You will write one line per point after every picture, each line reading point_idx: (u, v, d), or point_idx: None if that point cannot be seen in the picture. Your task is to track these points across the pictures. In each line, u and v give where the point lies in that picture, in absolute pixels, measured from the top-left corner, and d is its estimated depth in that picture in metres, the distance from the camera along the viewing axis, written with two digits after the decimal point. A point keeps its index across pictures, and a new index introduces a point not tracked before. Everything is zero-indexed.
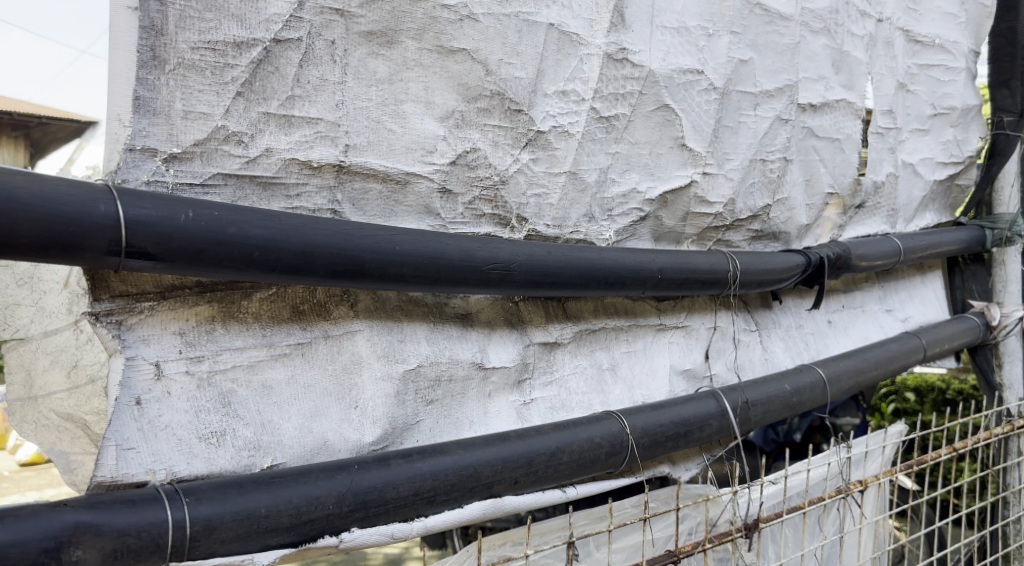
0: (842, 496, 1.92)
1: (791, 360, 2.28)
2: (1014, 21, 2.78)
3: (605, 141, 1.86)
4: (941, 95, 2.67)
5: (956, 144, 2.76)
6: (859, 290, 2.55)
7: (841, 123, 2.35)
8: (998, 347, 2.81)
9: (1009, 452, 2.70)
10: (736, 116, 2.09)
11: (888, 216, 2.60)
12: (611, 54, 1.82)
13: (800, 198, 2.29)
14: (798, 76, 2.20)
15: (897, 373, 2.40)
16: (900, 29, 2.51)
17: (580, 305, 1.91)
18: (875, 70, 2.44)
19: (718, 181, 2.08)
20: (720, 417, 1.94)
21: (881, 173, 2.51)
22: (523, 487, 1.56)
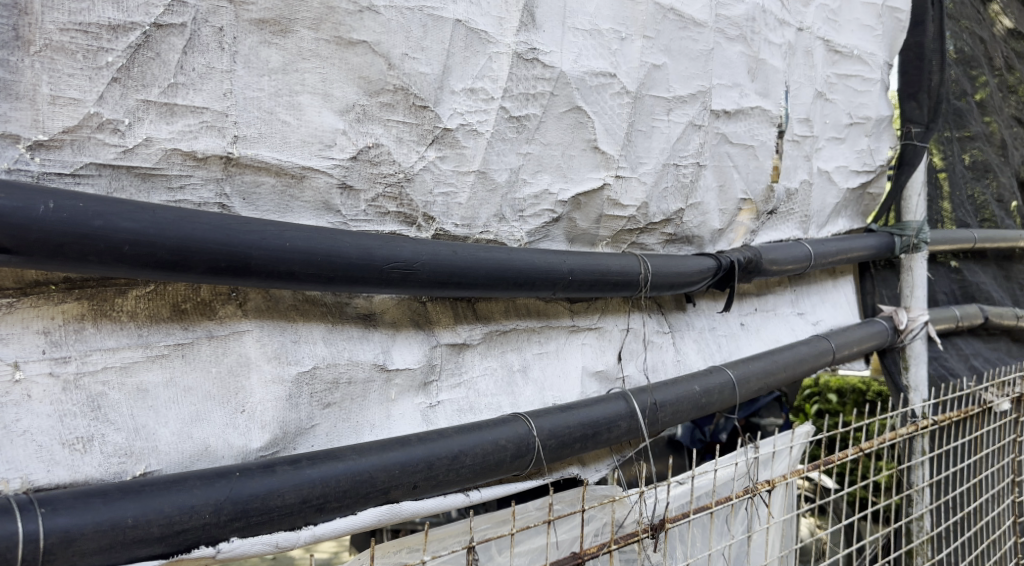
0: (749, 496, 1.93)
1: (702, 361, 2.31)
2: (921, 36, 2.89)
3: (516, 142, 1.82)
4: (857, 105, 2.69)
5: (870, 153, 2.78)
6: (772, 294, 2.60)
7: (755, 130, 2.35)
8: (906, 350, 2.86)
9: (914, 451, 2.77)
10: (649, 121, 2.06)
11: (800, 222, 2.62)
12: (521, 54, 1.77)
13: (712, 203, 2.29)
14: (711, 83, 2.19)
15: (805, 375, 2.46)
16: (820, 39, 2.53)
17: (490, 306, 1.87)
18: (793, 79, 2.45)
19: (631, 184, 2.06)
20: (629, 419, 1.95)
21: (794, 180, 2.52)
22: (421, 492, 1.52)
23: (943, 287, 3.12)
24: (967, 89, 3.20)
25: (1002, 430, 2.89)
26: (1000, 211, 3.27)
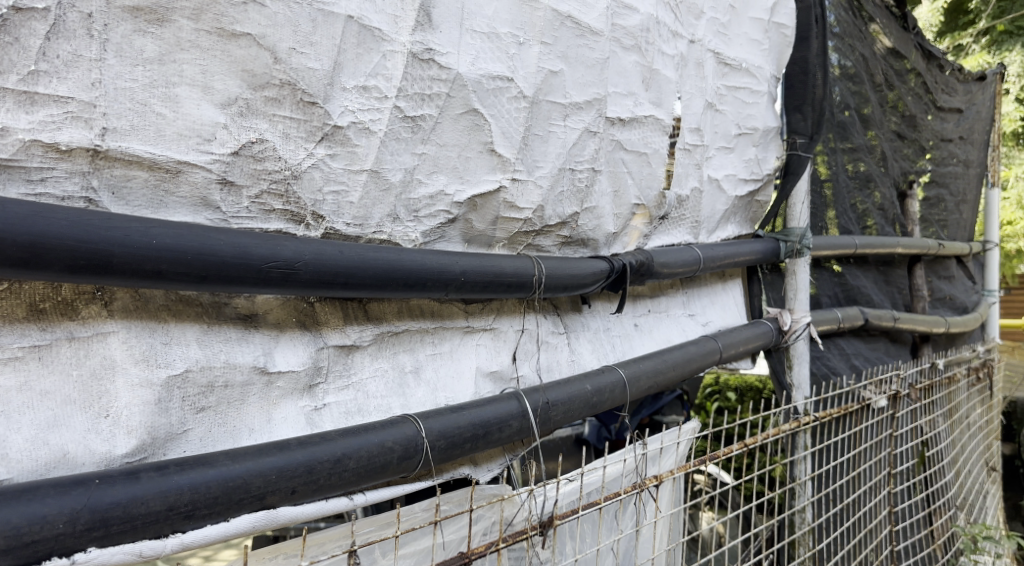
0: (636, 492, 1.97)
1: (597, 361, 2.36)
2: (806, 51, 3.00)
3: (411, 142, 1.76)
4: (745, 116, 2.80)
5: (757, 162, 2.89)
6: (665, 295, 2.69)
7: (649, 138, 2.40)
8: (789, 350, 2.99)
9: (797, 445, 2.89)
10: (546, 125, 2.06)
11: (692, 227, 2.70)
12: (416, 53, 1.72)
13: (607, 207, 2.32)
14: (606, 90, 2.21)
15: (693, 374, 2.55)
16: (711, 51, 2.62)
17: (382, 306, 1.84)
18: (684, 90, 2.52)
19: (527, 187, 2.04)
20: (521, 418, 1.97)
21: (686, 187, 2.59)
22: (301, 497, 1.49)
23: (826, 290, 3.20)
24: (850, 102, 3.25)
25: (880, 425, 3.04)
26: (880, 218, 3.51)
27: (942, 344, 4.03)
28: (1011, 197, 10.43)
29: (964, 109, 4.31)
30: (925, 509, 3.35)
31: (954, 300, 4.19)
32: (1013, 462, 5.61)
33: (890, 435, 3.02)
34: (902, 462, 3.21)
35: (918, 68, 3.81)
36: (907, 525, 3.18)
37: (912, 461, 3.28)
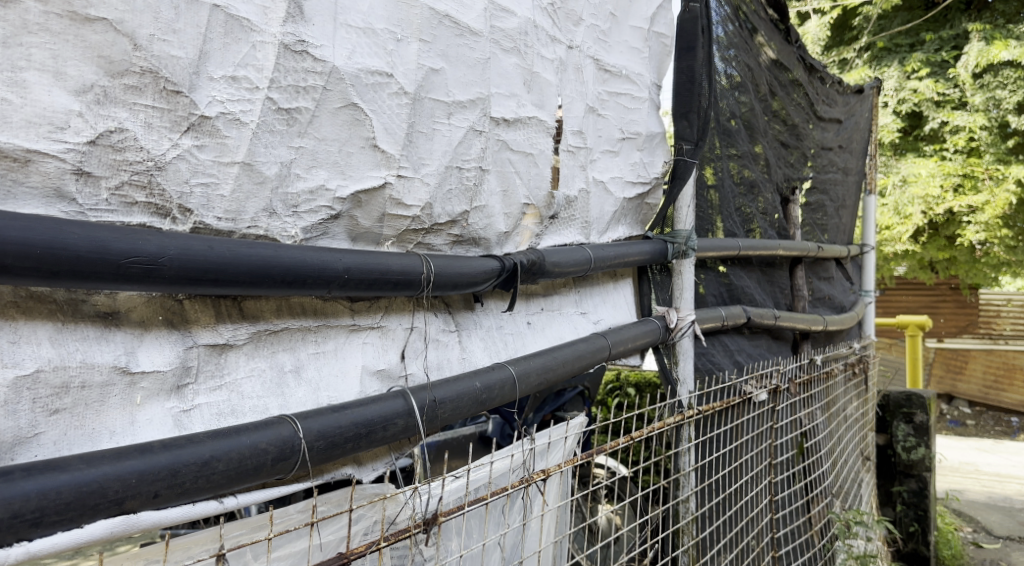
0: (523, 486, 1.97)
1: (489, 358, 2.34)
2: (691, 61, 3.08)
3: (286, 135, 1.71)
4: (629, 121, 2.88)
5: (643, 166, 2.98)
6: (557, 294, 2.73)
7: (534, 139, 2.44)
8: (675, 347, 3.08)
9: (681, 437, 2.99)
10: (430, 123, 2.06)
11: (583, 228, 2.75)
12: (288, 45, 1.68)
13: (497, 206, 2.33)
14: (489, 90, 2.24)
15: (584, 371, 2.59)
16: (590, 57, 2.69)
17: (260, 304, 1.76)
18: (565, 93, 2.57)
19: (414, 184, 2.03)
20: (407, 416, 1.88)
21: (573, 188, 2.64)
22: (164, 501, 1.42)
23: (712, 289, 3.34)
24: (735, 110, 3.39)
25: (761, 418, 3.19)
26: (764, 222, 3.69)
27: (822, 341, 4.27)
28: (888, 203, 11.44)
29: (843, 119, 4.60)
30: (802, 496, 3.54)
31: (831, 299, 4.46)
32: (886, 451, 6.01)
33: (770, 427, 3.18)
34: (782, 453, 3.38)
35: (799, 80, 4.02)
36: (786, 513, 3.34)
37: (791, 452, 3.45)
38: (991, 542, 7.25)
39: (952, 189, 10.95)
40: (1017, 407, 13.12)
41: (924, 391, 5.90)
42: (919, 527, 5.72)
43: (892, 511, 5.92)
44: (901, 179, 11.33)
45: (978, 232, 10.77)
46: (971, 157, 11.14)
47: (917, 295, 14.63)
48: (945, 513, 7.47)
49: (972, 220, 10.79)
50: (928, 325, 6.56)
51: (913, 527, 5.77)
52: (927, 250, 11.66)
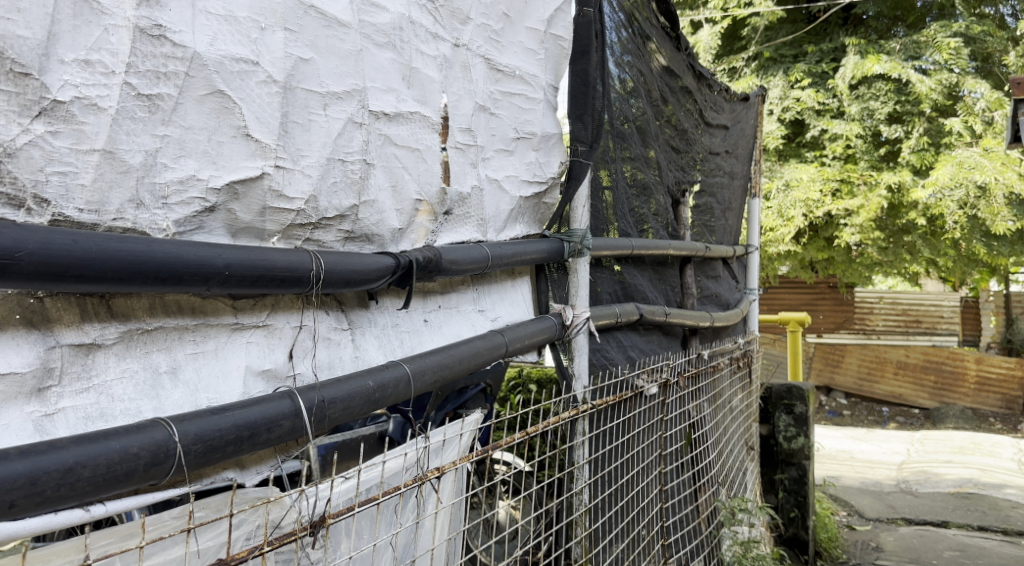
0: (416, 484, 1.94)
1: (383, 357, 2.21)
2: (586, 64, 3.16)
3: (149, 123, 1.63)
4: (522, 121, 2.90)
5: (538, 166, 2.99)
6: (455, 291, 2.63)
7: (419, 134, 2.42)
8: (570, 343, 3.10)
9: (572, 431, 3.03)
10: (305, 114, 2.01)
11: (478, 225, 2.74)
12: (143, 29, 1.60)
13: (387, 202, 2.30)
14: (365, 83, 2.21)
15: (480, 368, 2.48)
16: (479, 56, 2.70)
17: (130, 302, 1.62)
18: (450, 90, 2.56)
19: (294, 176, 1.97)
20: (293, 417, 1.77)
21: (465, 185, 2.64)
22: (21, 512, 1.27)
23: (606, 287, 3.43)
24: (627, 113, 3.48)
25: (652, 411, 3.32)
26: (655, 223, 3.83)
27: (710, 337, 4.45)
28: (773, 206, 12.08)
29: (729, 126, 4.83)
30: (691, 485, 3.70)
31: (717, 296, 4.66)
32: (769, 441, 6.32)
33: (660, 419, 3.33)
34: (671, 444, 3.51)
35: (689, 87, 4.19)
36: (675, 501, 3.48)
37: (680, 443, 3.59)
38: (863, 524, 7.82)
39: (830, 193, 11.70)
40: (889, 396, 14.57)
41: (803, 384, 6.26)
42: (799, 512, 6.09)
43: (774, 498, 6.27)
44: (784, 184, 12.01)
45: (854, 234, 11.51)
46: (848, 163, 11.96)
47: (798, 293, 15.54)
48: (822, 498, 7.97)
49: (848, 222, 11.53)
50: (807, 322, 6.99)
51: (793, 513, 6.14)
52: (808, 250, 12.39)
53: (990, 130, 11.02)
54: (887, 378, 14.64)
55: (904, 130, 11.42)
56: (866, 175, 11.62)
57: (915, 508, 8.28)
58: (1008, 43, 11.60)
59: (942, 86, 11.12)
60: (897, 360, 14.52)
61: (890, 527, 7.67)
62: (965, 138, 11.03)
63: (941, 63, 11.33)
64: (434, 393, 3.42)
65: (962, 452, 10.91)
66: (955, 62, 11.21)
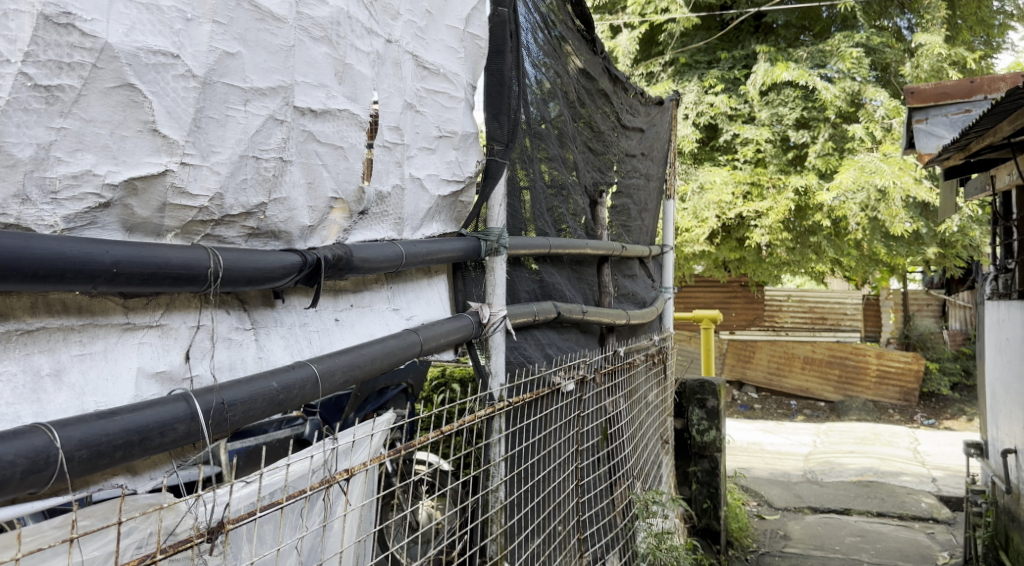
0: (323, 487, 1.89)
1: (289, 357, 2.09)
2: (501, 64, 3.14)
3: (45, 115, 1.41)
4: (444, 120, 2.82)
5: (457, 165, 2.93)
6: (368, 290, 2.53)
7: (344, 132, 2.24)
8: (486, 341, 3.09)
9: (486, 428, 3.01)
10: (222, 109, 1.80)
11: (395, 224, 2.61)
12: (49, 16, 1.39)
13: (300, 199, 2.10)
14: (292, 79, 2.01)
15: (392, 369, 2.42)
16: (408, 53, 2.58)
17: (9, 301, 1.47)
18: (381, 87, 2.42)
19: (201, 173, 1.76)
20: (189, 421, 1.67)
21: (386, 184, 2.49)
22: None
23: (526, 286, 3.46)
24: (545, 114, 3.51)
25: (569, 407, 3.40)
26: (573, 222, 3.89)
27: (627, 334, 4.55)
28: (688, 207, 12.39)
29: (645, 128, 4.96)
30: (608, 480, 3.77)
31: (634, 295, 4.76)
32: (683, 434, 6.50)
33: (577, 415, 3.40)
34: (587, 440, 3.58)
35: (605, 90, 4.26)
36: (590, 496, 3.53)
37: (596, 438, 3.67)
38: (772, 514, 8.15)
39: (741, 196, 12.14)
40: (797, 390, 15.21)
41: (714, 379, 6.49)
42: (711, 503, 6.31)
43: (687, 490, 6.44)
44: (699, 186, 12.41)
45: (763, 235, 11.89)
46: (758, 167, 12.44)
47: (713, 291, 16.05)
48: (733, 489, 8.24)
49: (758, 224, 11.95)
50: (718, 318, 7.24)
51: (706, 503, 6.36)
52: (721, 250, 12.78)
53: (888, 136, 11.59)
54: (795, 372, 15.24)
55: (811, 136, 12.06)
56: (775, 178, 12.02)
57: (820, 496, 8.69)
58: (903, 55, 12.29)
59: (846, 94, 11.72)
60: (803, 355, 15.14)
61: (797, 516, 8.03)
62: (865, 143, 11.63)
63: (845, 71, 11.86)
64: (353, 395, 3.35)
65: (864, 442, 11.54)
66: (858, 71, 11.78)
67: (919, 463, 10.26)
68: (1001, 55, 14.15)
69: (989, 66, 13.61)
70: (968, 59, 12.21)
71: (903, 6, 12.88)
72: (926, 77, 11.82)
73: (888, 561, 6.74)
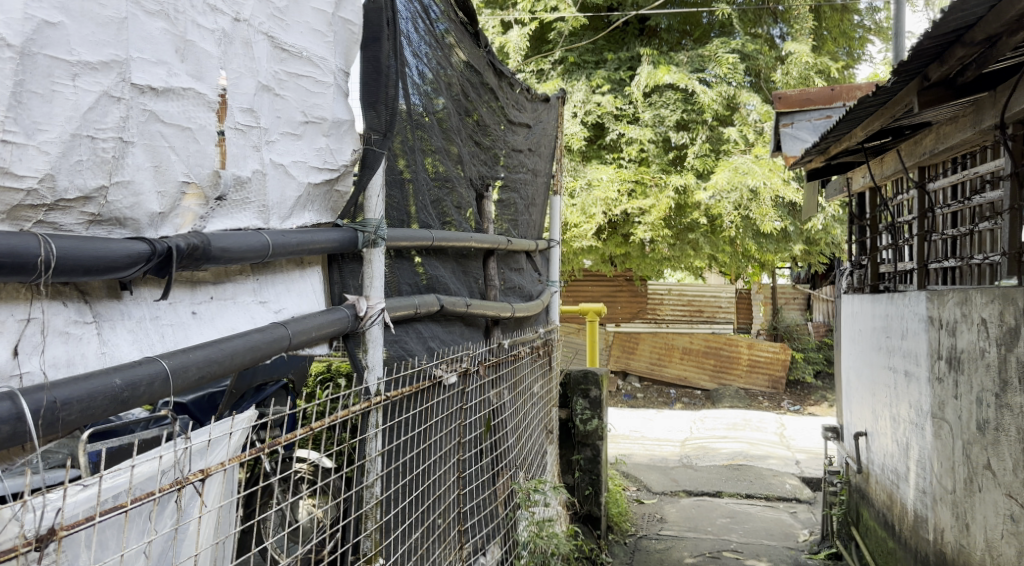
0: (175, 489, 1.79)
1: (138, 352, 1.97)
2: (376, 51, 3.07)
3: None
4: (311, 105, 2.72)
5: (329, 152, 2.82)
6: (231, 281, 2.42)
7: (192, 113, 2.13)
8: (365, 335, 3.02)
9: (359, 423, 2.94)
10: (46, 83, 1.66)
11: (260, 212, 2.51)
12: None
13: (146, 183, 1.98)
14: (128, 54, 1.89)
15: (255, 364, 2.32)
16: (262, 33, 2.48)
17: None
18: (232, 67, 2.32)
19: (27, 152, 1.62)
20: (16, 422, 1.50)
21: (245, 169, 2.40)
22: None
23: (407, 279, 3.41)
24: (428, 107, 3.49)
25: (452, 400, 3.41)
26: (457, 215, 3.88)
27: (512, 327, 4.60)
28: (576, 203, 12.62)
29: (531, 124, 5.01)
30: (490, 470, 3.81)
31: (520, 288, 4.82)
32: (567, 424, 6.64)
33: (459, 407, 3.42)
34: (471, 431, 3.61)
35: (490, 85, 4.27)
36: (472, 487, 3.55)
37: (479, 429, 3.70)
38: (650, 498, 8.49)
39: (627, 192, 12.52)
40: (676, 379, 15.92)
41: (597, 369, 6.67)
42: (593, 490, 6.50)
43: (571, 478, 6.59)
44: (587, 183, 12.67)
45: (646, 231, 12.31)
46: (642, 166, 12.88)
47: (601, 285, 16.53)
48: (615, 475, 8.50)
49: (641, 221, 12.36)
50: (603, 310, 7.45)
51: (588, 490, 6.54)
52: (607, 245, 13.13)
53: (760, 139, 12.32)
54: (674, 362, 15.99)
55: (690, 137, 12.66)
56: (656, 177, 12.48)
57: (694, 480, 9.12)
58: (774, 62, 13.07)
59: (722, 98, 12.41)
60: (683, 346, 15.87)
61: (673, 499, 8.40)
62: (739, 146, 12.34)
63: (722, 76, 12.52)
64: (229, 391, 3.19)
65: (734, 427, 12.21)
66: (733, 76, 12.45)
67: (784, 446, 10.96)
68: (862, 65, 15.24)
69: (852, 76, 14.64)
70: (832, 69, 13.14)
71: (776, 15, 13.67)
72: (795, 84, 12.60)
73: (754, 539, 7.16)
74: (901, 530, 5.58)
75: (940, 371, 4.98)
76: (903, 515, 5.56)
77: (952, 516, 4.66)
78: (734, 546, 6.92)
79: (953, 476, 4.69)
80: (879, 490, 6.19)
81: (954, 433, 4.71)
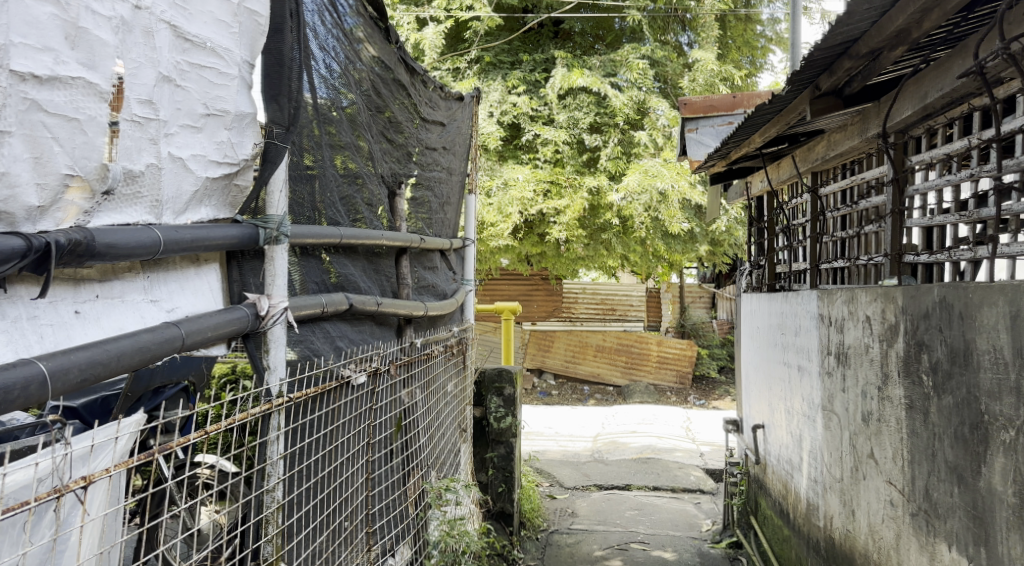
0: (52, 497, 1.70)
1: (11, 354, 1.85)
2: (279, 43, 3.01)
3: None
4: (213, 97, 2.62)
5: (230, 146, 2.74)
6: (118, 279, 2.31)
7: (80, 103, 2.02)
8: (266, 335, 2.94)
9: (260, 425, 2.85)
10: None
11: (152, 207, 2.41)
12: None
13: (23, 175, 1.86)
14: (7, 39, 1.77)
15: (144, 365, 2.23)
16: (164, 22, 2.38)
17: None
18: (129, 56, 2.21)
19: None
20: None
21: (138, 163, 2.30)
22: None
23: (314, 277, 3.34)
24: (335, 102, 3.43)
25: (360, 401, 3.37)
26: (368, 213, 3.83)
27: (425, 325, 4.58)
28: (493, 203, 12.66)
29: (445, 122, 5.01)
30: (400, 470, 3.79)
31: (433, 287, 4.80)
32: (481, 422, 6.66)
33: (366, 408, 3.38)
34: (380, 432, 3.58)
35: (401, 82, 4.24)
36: (381, 488, 3.52)
37: (388, 430, 3.68)
38: (562, 493, 8.63)
39: (543, 193, 12.65)
40: (590, 375, 16.19)
41: (511, 367, 6.73)
42: (506, 487, 6.55)
43: (484, 476, 6.61)
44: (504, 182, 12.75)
45: (562, 232, 12.47)
46: (557, 166, 13.05)
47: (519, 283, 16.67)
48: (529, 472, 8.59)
49: (557, 221, 12.51)
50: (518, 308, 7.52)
51: (501, 487, 6.58)
52: (524, 245, 13.24)
53: (669, 143, 12.71)
54: (589, 359, 16.23)
55: (603, 139, 12.90)
56: (572, 178, 12.70)
57: (605, 474, 9.32)
58: (682, 68, 13.52)
59: (632, 102, 12.77)
60: (596, 344, 16.13)
61: (585, 494, 8.57)
62: (649, 149, 12.69)
63: (633, 81, 12.98)
64: (122, 396, 3.03)
65: (644, 422, 12.55)
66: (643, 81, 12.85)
67: (690, 439, 11.37)
68: (764, 74, 15.98)
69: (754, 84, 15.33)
70: (736, 77, 13.72)
71: (684, 23, 14.16)
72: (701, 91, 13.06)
73: (661, 530, 7.40)
74: (795, 517, 5.88)
75: (830, 366, 5.27)
76: (796, 502, 5.86)
77: (839, 503, 4.94)
78: (642, 538, 7.13)
79: (841, 465, 4.98)
80: (775, 480, 6.50)
81: (842, 424, 4.99)
